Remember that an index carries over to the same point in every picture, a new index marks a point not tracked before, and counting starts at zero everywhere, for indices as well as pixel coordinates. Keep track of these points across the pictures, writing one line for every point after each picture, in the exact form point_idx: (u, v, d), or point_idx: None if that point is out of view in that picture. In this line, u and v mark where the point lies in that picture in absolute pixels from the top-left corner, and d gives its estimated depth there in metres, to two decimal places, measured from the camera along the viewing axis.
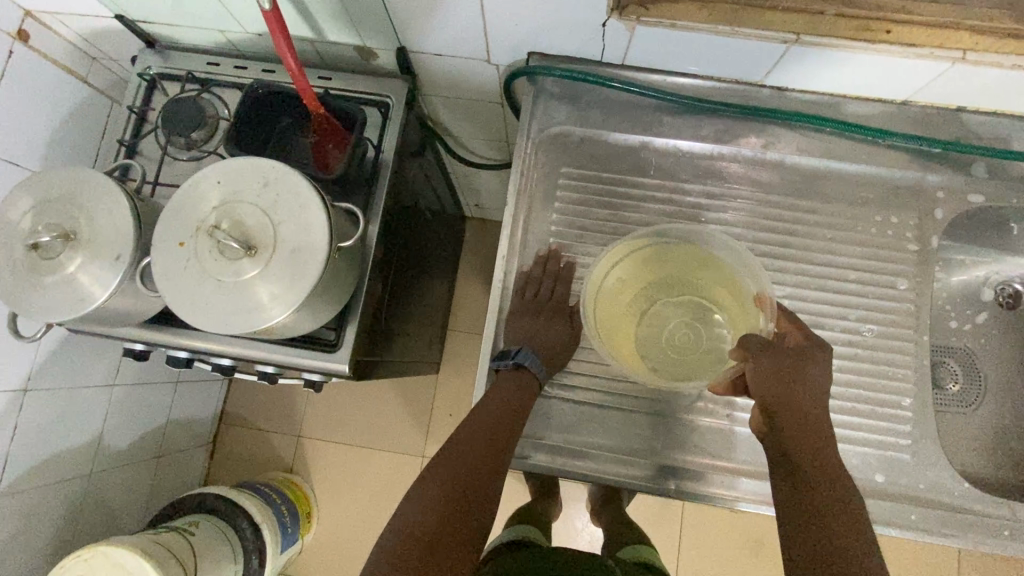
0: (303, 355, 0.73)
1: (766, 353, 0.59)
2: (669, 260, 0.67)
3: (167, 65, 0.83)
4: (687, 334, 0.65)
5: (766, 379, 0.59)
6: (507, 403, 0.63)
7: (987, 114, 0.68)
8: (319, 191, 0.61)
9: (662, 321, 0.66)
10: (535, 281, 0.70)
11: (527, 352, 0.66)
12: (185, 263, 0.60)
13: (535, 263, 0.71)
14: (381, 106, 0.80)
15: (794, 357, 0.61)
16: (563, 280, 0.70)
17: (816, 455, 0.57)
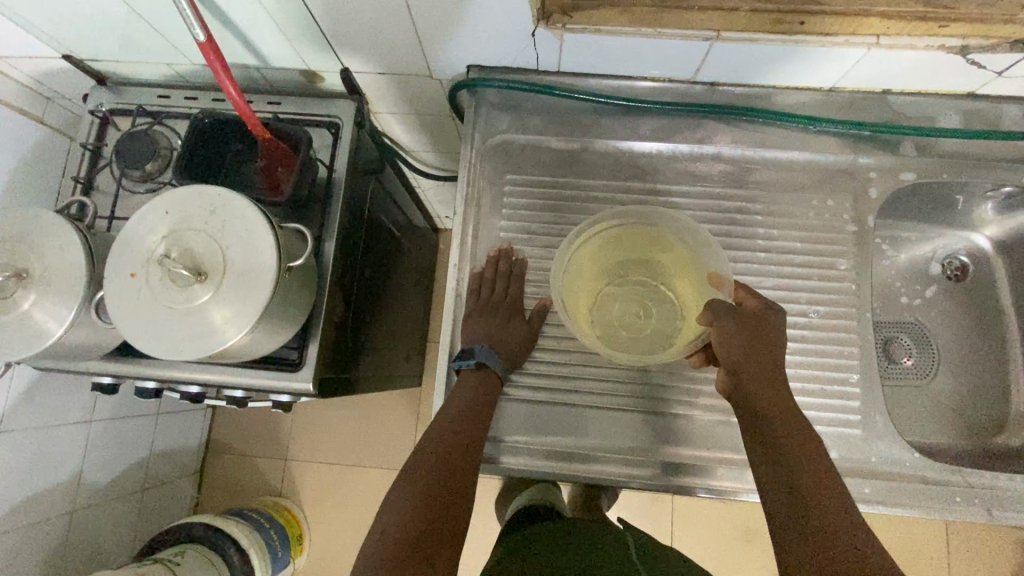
0: (268, 376, 0.74)
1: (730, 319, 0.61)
2: (627, 242, 0.70)
3: (119, 101, 0.84)
4: (639, 311, 0.69)
5: (733, 345, 0.60)
6: (474, 396, 0.65)
7: (911, 94, 0.71)
8: (266, 213, 0.63)
9: (617, 300, 0.70)
10: (488, 281, 0.71)
11: (487, 349, 0.66)
12: (136, 294, 0.61)
13: (487, 263, 0.72)
14: (331, 127, 0.81)
15: (756, 320, 0.62)
16: (517, 278, 0.71)
17: (783, 413, 0.57)
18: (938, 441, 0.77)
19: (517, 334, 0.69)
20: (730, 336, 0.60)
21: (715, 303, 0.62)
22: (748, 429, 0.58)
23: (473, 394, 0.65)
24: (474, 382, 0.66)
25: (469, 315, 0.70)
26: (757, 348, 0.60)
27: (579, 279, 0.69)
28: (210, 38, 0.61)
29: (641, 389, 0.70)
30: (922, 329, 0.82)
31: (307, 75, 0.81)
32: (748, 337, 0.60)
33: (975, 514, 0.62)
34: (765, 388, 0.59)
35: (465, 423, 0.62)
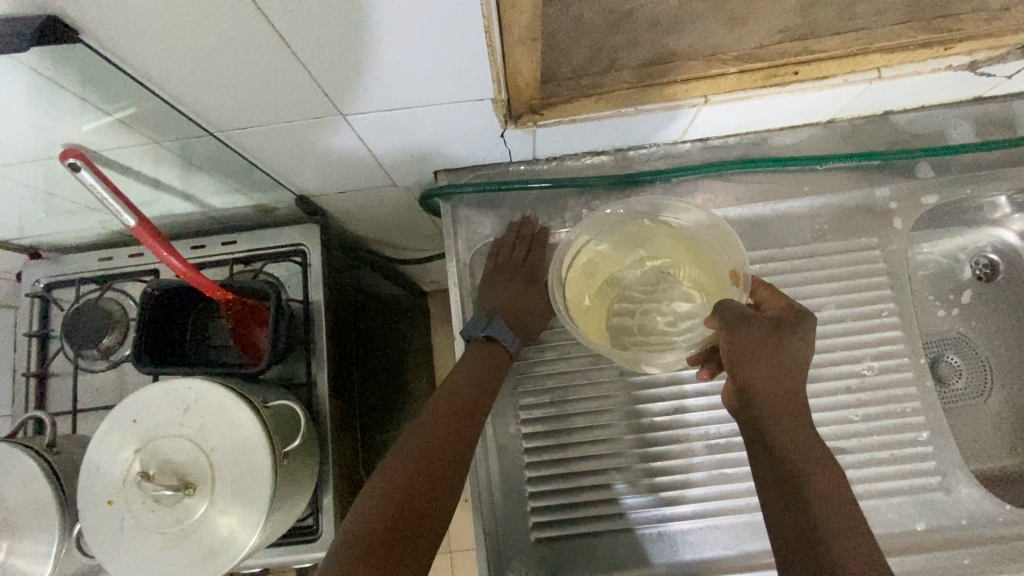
0: (286, 552, 0.66)
1: (742, 328, 0.50)
2: (628, 236, 0.63)
3: (58, 272, 0.75)
4: (655, 321, 0.60)
5: (741, 354, 0.50)
6: (477, 376, 0.58)
7: (915, 110, 0.65)
8: (246, 399, 0.55)
9: (624, 297, 0.62)
10: (507, 248, 0.67)
11: (499, 323, 0.61)
12: (118, 526, 0.53)
13: (507, 229, 0.67)
14: (298, 256, 0.73)
15: (775, 329, 0.51)
16: (537, 246, 0.66)
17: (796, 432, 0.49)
18: (1008, 461, 0.72)
19: (534, 307, 0.65)
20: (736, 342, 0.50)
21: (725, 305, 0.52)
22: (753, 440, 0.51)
23: (474, 374, 0.58)
24: (481, 362, 0.60)
25: (483, 282, 0.66)
26: (772, 358, 0.50)
27: (577, 285, 0.62)
28: (144, 218, 0.56)
29: (698, 495, 0.61)
30: (965, 342, 0.77)
31: (259, 207, 0.73)
32: (762, 345, 0.50)
33: None
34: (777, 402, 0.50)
35: (461, 406, 0.56)
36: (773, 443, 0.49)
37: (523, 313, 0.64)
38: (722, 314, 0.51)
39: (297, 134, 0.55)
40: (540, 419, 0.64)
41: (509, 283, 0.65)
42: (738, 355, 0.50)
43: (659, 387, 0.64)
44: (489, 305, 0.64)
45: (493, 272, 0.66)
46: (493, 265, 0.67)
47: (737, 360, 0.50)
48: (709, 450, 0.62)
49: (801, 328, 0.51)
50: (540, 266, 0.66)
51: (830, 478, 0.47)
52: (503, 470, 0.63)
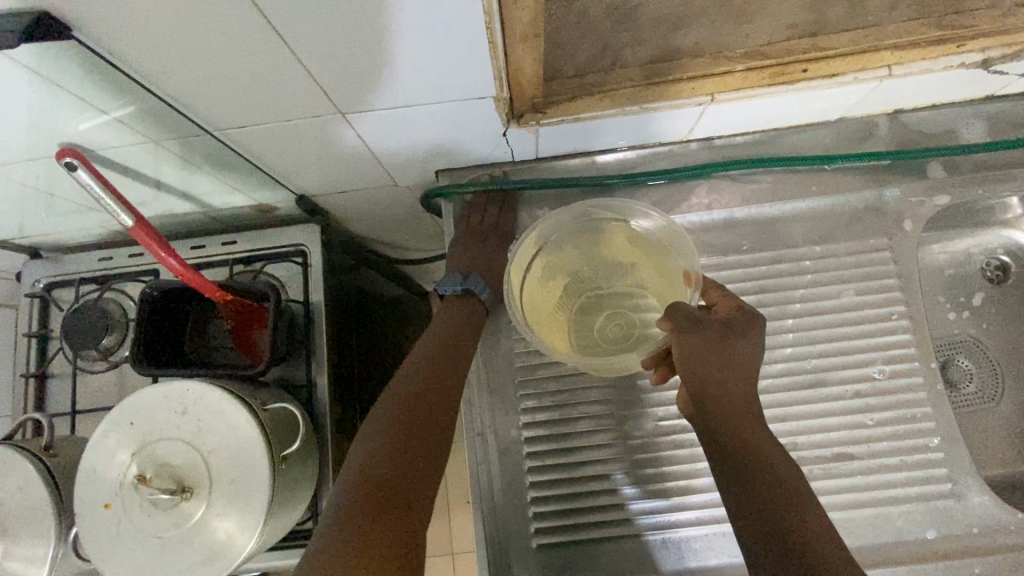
0: (285, 557, 0.66)
1: (695, 331, 0.50)
2: (581, 244, 0.62)
3: (57, 272, 0.75)
4: (612, 324, 0.60)
5: (694, 359, 0.50)
6: (456, 332, 0.60)
7: (926, 109, 0.63)
8: (243, 401, 0.54)
9: (586, 310, 0.61)
10: (476, 212, 0.67)
11: (476, 279, 0.64)
12: (114, 529, 0.52)
13: (473, 195, 0.66)
14: (299, 257, 0.73)
15: (724, 331, 0.52)
16: (506, 209, 0.66)
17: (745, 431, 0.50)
18: (1020, 466, 0.70)
19: (504, 264, 0.66)
20: (691, 348, 0.50)
21: (676, 307, 0.52)
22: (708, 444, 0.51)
23: (453, 331, 0.60)
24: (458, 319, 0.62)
25: (454, 244, 0.67)
26: (725, 363, 0.51)
27: (537, 300, 0.61)
28: (141, 218, 0.56)
29: (703, 501, 0.60)
30: (977, 344, 0.75)
31: (258, 207, 0.72)
32: (713, 348, 0.50)
33: None
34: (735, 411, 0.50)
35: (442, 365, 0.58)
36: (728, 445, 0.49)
37: (497, 272, 0.66)
38: (675, 317, 0.51)
39: (296, 133, 0.55)
40: (542, 423, 0.63)
41: (481, 243, 0.66)
42: (692, 364, 0.50)
43: (664, 391, 0.62)
44: (460, 263, 0.66)
45: (466, 235, 0.66)
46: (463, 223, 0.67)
47: (693, 369, 0.50)
48: None
49: (748, 328, 0.52)
50: (511, 227, 0.67)
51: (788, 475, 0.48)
52: (505, 475, 0.62)
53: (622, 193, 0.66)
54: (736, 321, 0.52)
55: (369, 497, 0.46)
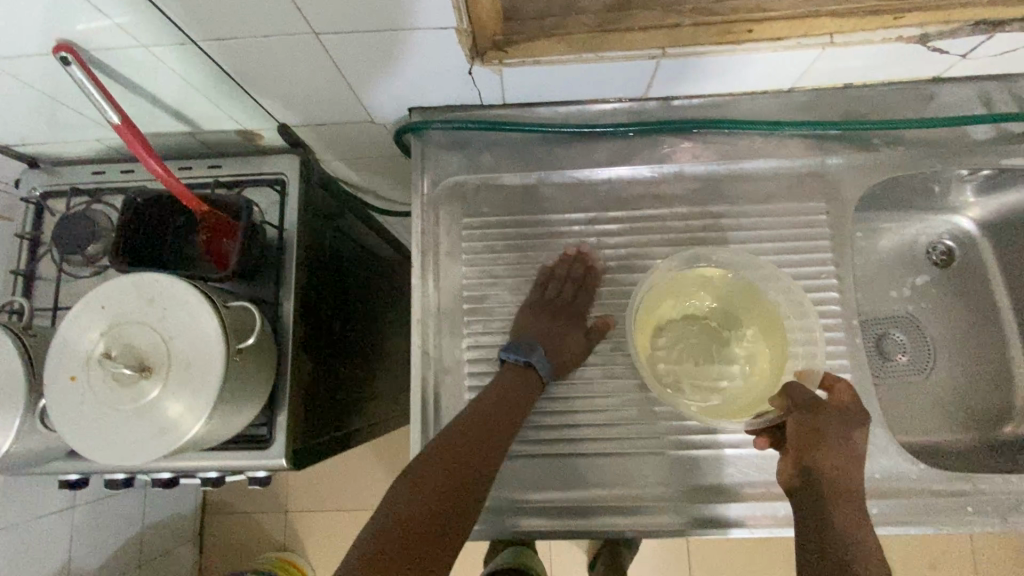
0: (238, 457, 0.71)
1: (817, 411, 0.58)
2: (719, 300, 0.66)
3: (54, 182, 0.80)
4: (694, 356, 0.65)
5: (815, 435, 0.57)
6: (507, 395, 0.61)
7: (874, 85, 0.67)
8: (208, 296, 0.59)
9: (681, 343, 0.66)
10: (558, 281, 0.67)
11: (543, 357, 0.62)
12: (78, 399, 0.57)
13: (559, 261, 0.67)
14: (278, 185, 0.77)
15: (844, 422, 0.58)
16: (586, 290, 0.67)
17: (851, 519, 0.55)
18: (942, 436, 0.74)
19: (577, 344, 0.66)
20: (816, 426, 0.58)
21: (797, 385, 0.59)
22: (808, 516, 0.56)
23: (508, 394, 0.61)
24: (514, 377, 0.63)
25: (531, 309, 0.67)
26: (841, 445, 0.57)
27: (649, 316, 0.65)
28: (127, 119, 0.60)
29: (626, 429, 0.64)
30: (915, 321, 0.79)
31: (244, 133, 0.77)
32: (832, 432, 0.57)
33: (994, 524, 0.58)
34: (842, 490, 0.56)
35: (489, 419, 0.59)
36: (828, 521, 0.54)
37: (565, 349, 0.65)
38: (798, 393, 0.59)
39: (274, 54, 0.59)
40: (486, 350, 0.67)
41: (555, 321, 0.66)
42: (810, 437, 0.58)
43: (603, 328, 0.66)
44: (531, 333, 0.65)
45: (544, 305, 0.67)
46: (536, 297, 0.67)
47: (817, 441, 0.57)
48: (642, 390, 0.65)
49: (858, 421, 0.58)
50: (586, 305, 0.68)
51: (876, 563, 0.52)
52: (446, 393, 0.65)
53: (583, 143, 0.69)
54: (853, 414, 0.58)
55: (407, 508, 0.53)
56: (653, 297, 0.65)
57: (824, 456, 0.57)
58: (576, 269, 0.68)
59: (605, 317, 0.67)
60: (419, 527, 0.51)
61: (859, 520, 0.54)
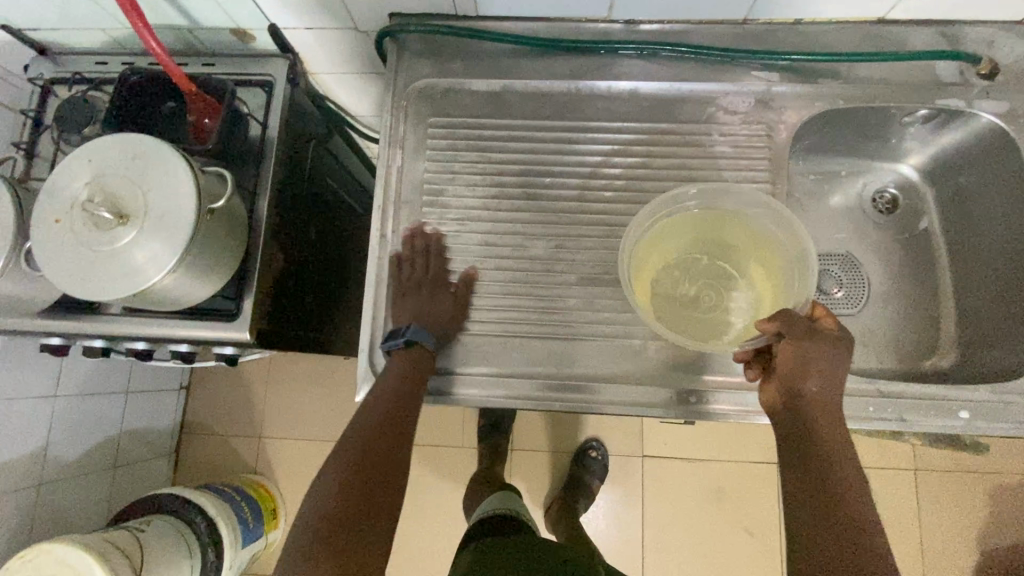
0: (206, 326, 0.76)
1: (805, 336, 0.59)
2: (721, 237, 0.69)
3: (59, 70, 0.85)
4: (705, 290, 0.67)
5: (802, 359, 0.59)
6: (400, 382, 0.64)
7: (823, 23, 0.71)
8: (186, 159, 0.65)
9: (688, 281, 0.68)
10: (407, 263, 0.69)
11: (415, 330, 0.65)
12: (58, 239, 0.62)
13: (404, 245, 0.70)
14: (264, 85, 0.82)
15: (831, 349, 0.59)
16: (438, 255, 0.70)
17: (834, 446, 0.57)
18: (866, 363, 0.79)
19: (444, 309, 0.68)
20: (801, 350, 0.59)
21: (785, 312, 0.60)
22: (793, 442, 0.59)
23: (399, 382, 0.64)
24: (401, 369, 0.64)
25: (395, 294, 0.69)
26: (826, 371, 0.59)
27: (650, 251, 0.68)
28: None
29: (563, 319, 0.69)
30: (852, 260, 0.84)
31: (237, 35, 0.82)
32: (818, 357, 0.59)
33: (893, 423, 0.63)
34: (827, 411, 0.58)
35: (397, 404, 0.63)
36: (812, 448, 0.57)
37: (440, 320, 0.67)
38: (784, 319, 0.59)
39: None
40: (440, 239, 0.71)
41: (418, 293, 0.68)
42: (797, 363, 0.59)
43: (552, 227, 0.71)
44: (404, 313, 0.68)
45: (403, 285, 0.69)
46: (396, 284, 0.70)
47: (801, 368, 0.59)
48: (580, 283, 0.70)
49: (847, 350, 0.60)
50: (440, 270, 0.69)
51: (857, 491, 0.56)
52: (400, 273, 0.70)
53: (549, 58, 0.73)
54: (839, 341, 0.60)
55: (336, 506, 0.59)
56: (655, 233, 0.67)
57: (809, 381, 0.59)
58: (530, 172, 0.72)
59: (469, 271, 0.70)
60: (353, 506, 0.59)
61: (841, 446, 0.57)
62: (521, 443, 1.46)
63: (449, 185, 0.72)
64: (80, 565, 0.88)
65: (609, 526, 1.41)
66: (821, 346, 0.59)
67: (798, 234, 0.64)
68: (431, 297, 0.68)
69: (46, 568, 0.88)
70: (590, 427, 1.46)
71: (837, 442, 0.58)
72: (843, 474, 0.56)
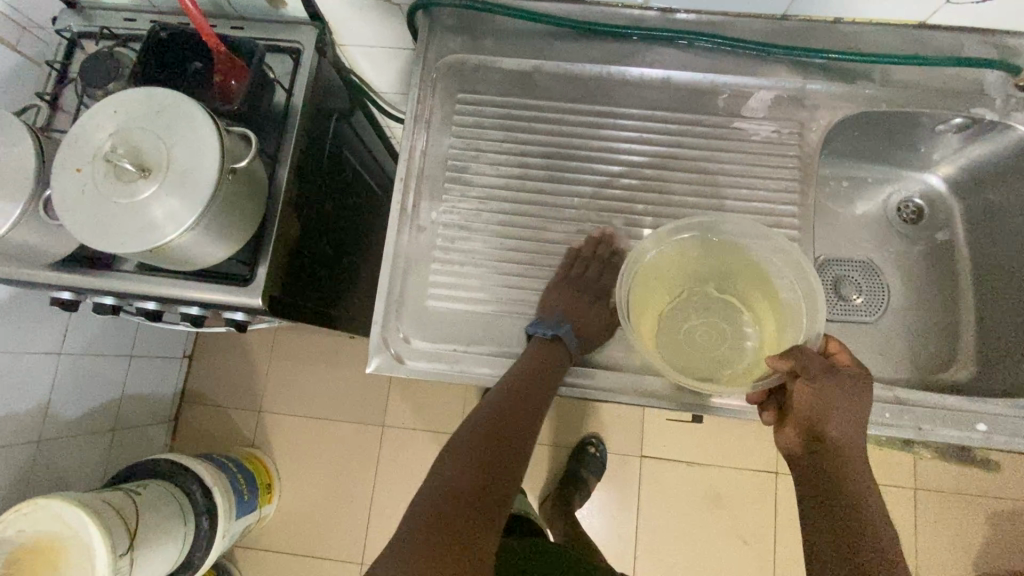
0: (217, 289, 0.76)
1: (827, 375, 0.58)
2: (725, 270, 0.66)
3: (87, 24, 0.85)
4: (705, 328, 0.65)
5: (822, 400, 0.58)
6: (532, 372, 0.62)
7: (862, 23, 0.70)
8: (212, 117, 0.64)
9: (689, 316, 0.66)
10: (584, 260, 0.69)
11: (565, 329, 0.65)
12: (78, 188, 0.62)
13: (586, 241, 0.69)
14: (292, 52, 0.82)
15: (852, 388, 0.58)
16: (610, 261, 0.70)
17: (860, 490, 0.57)
18: (879, 371, 0.79)
19: (597, 320, 0.69)
20: (821, 391, 0.58)
21: (801, 349, 0.58)
22: (818, 484, 0.59)
23: (535, 369, 0.63)
24: (531, 361, 0.63)
25: (552, 287, 0.69)
26: (848, 412, 0.58)
27: (655, 281, 0.66)
28: None
29: (579, 306, 0.69)
30: (873, 267, 0.84)
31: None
32: (840, 398, 0.58)
33: (907, 431, 0.62)
34: (845, 447, 0.58)
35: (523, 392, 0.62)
36: (838, 491, 0.57)
37: (586, 323, 0.68)
38: (799, 356, 0.57)
39: None
40: (461, 216, 0.70)
41: (576, 297, 0.69)
42: (817, 403, 0.59)
43: (575, 212, 0.70)
44: (556, 309, 0.68)
45: (563, 282, 0.69)
46: (560, 279, 0.70)
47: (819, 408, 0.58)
48: (598, 269, 0.69)
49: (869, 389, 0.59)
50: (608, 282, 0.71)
51: (887, 538, 0.55)
52: (418, 248, 0.70)
53: (581, 41, 0.73)
54: (862, 380, 0.58)
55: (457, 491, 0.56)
56: (661, 261, 0.65)
57: (830, 422, 0.58)
58: (555, 154, 0.71)
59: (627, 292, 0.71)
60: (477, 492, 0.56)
61: (867, 489, 0.57)
62: None
63: (474, 163, 0.71)
64: (75, 522, 0.88)
65: (605, 523, 1.40)
66: (838, 383, 0.58)
67: (806, 272, 0.61)
68: (588, 306, 0.69)
69: (41, 522, 0.88)
70: (590, 423, 1.45)
71: (863, 488, 0.57)
72: (871, 519, 0.56)
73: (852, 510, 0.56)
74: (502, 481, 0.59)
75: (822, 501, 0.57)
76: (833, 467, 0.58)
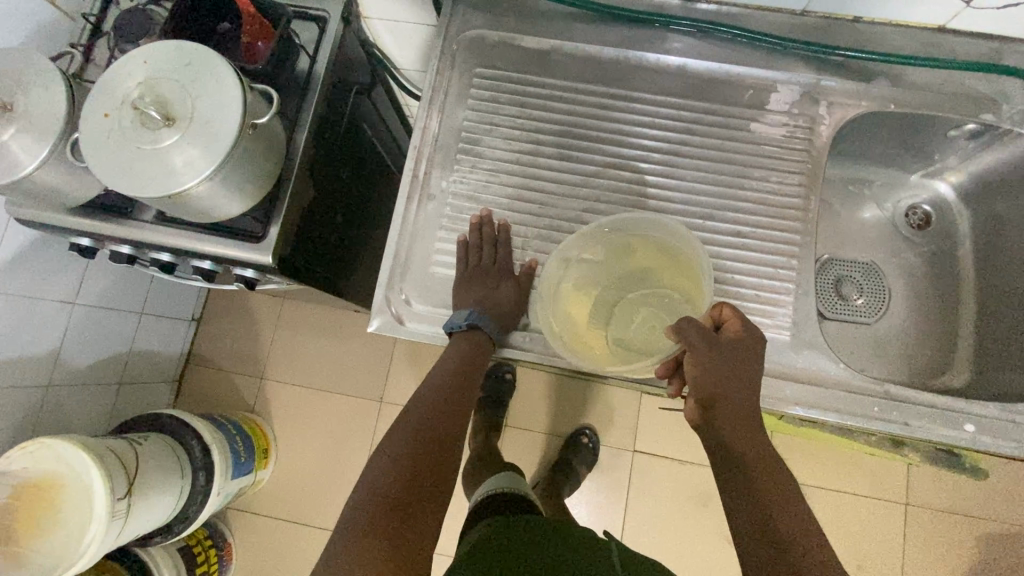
0: (225, 244, 0.78)
1: (706, 344, 0.56)
2: (640, 258, 0.67)
3: None
4: (650, 324, 0.64)
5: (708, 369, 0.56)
6: (458, 367, 0.66)
7: (882, 24, 0.71)
8: (237, 73, 0.66)
9: (635, 322, 0.65)
10: (475, 249, 0.69)
11: (478, 316, 0.65)
12: (106, 133, 0.64)
13: (471, 230, 0.69)
14: (318, 20, 0.84)
15: (734, 352, 0.57)
16: (503, 243, 0.69)
17: (756, 450, 0.57)
18: (875, 372, 0.79)
19: (508, 297, 0.68)
20: (706, 361, 0.56)
21: (687, 323, 0.56)
22: (716, 451, 0.58)
23: (460, 365, 0.66)
24: (463, 351, 0.66)
25: (457, 282, 0.69)
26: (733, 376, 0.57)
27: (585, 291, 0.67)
28: None
29: None
30: (876, 270, 0.84)
31: None
32: (723, 364, 0.57)
33: (895, 426, 0.63)
34: (737, 412, 0.57)
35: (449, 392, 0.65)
36: (735, 456, 0.57)
37: (503, 310, 0.67)
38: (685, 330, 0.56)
39: None
40: (469, 187, 0.72)
41: (484, 283, 0.68)
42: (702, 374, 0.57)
43: (582, 190, 0.71)
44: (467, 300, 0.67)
45: (467, 273, 0.68)
46: (461, 270, 0.69)
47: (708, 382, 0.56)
48: None
49: (753, 349, 0.58)
50: (507, 261, 0.69)
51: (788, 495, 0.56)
52: (427, 217, 0.72)
53: (602, 23, 0.74)
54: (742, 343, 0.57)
55: (388, 493, 0.56)
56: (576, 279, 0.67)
57: (716, 391, 0.57)
58: (567, 133, 0.73)
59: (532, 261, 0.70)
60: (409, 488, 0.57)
61: (760, 449, 0.58)
62: (516, 420, 1.47)
63: (487, 136, 0.73)
64: (77, 463, 0.91)
65: (594, 512, 1.41)
66: (719, 350, 0.57)
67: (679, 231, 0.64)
68: (496, 285, 0.68)
69: (46, 461, 0.91)
70: (586, 414, 1.46)
71: (759, 449, 0.58)
72: (769, 479, 0.56)
73: (752, 475, 0.56)
74: (430, 475, 0.59)
75: (733, 490, 0.56)
76: (727, 433, 0.57)
